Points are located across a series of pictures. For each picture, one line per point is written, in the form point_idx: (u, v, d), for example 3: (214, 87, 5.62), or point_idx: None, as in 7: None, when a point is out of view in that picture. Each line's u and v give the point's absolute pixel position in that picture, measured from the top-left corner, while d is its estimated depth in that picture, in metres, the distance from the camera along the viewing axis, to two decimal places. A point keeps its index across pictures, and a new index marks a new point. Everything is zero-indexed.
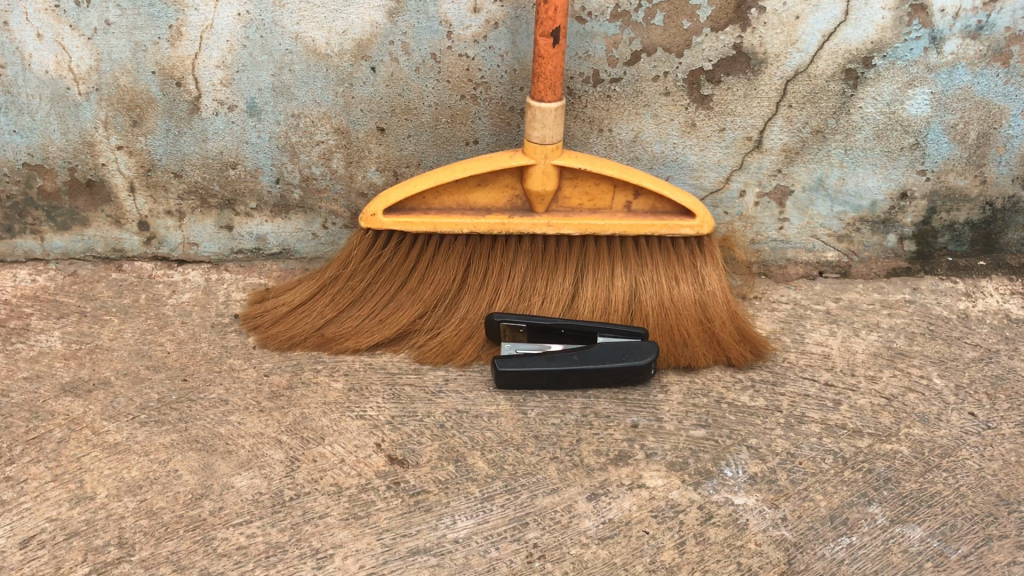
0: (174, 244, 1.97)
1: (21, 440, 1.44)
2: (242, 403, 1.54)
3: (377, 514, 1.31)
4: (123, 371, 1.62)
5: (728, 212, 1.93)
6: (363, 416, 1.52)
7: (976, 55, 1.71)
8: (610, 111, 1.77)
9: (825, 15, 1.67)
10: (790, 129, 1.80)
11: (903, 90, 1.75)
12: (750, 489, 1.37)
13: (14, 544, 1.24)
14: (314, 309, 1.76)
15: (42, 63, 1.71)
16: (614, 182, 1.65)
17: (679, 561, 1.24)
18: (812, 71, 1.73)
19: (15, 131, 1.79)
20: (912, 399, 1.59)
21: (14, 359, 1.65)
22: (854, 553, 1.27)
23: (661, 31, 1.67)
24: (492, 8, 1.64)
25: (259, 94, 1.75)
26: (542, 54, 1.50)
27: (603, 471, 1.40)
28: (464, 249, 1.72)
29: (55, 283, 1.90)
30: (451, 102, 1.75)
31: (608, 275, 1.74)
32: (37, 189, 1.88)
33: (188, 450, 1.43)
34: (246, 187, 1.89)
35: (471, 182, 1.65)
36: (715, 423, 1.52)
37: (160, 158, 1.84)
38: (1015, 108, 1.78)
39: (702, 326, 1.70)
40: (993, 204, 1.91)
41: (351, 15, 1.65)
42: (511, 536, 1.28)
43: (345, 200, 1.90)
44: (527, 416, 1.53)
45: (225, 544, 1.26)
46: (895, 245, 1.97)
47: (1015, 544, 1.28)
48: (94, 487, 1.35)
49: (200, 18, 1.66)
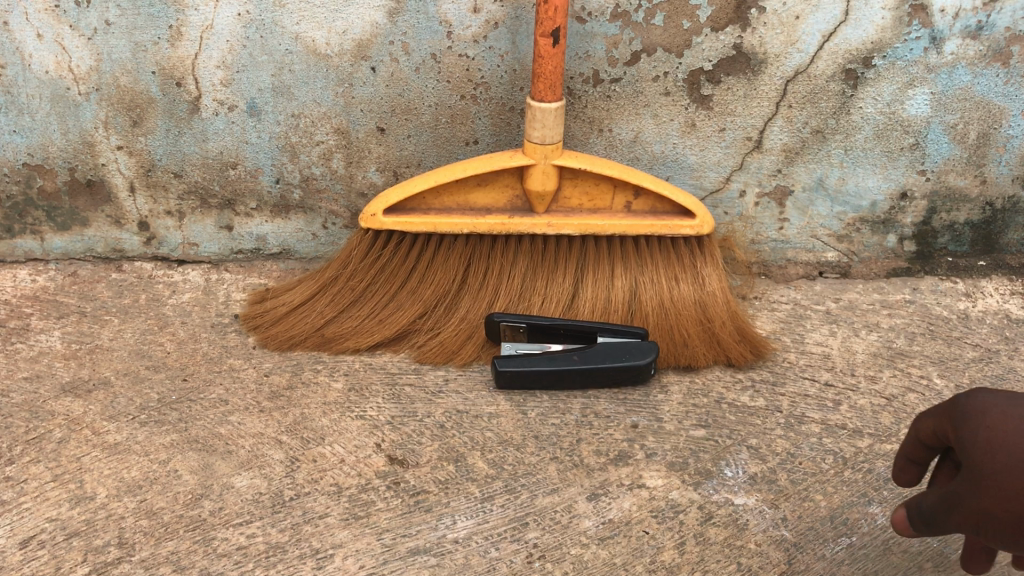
0: (174, 244, 1.97)
1: (21, 440, 1.44)
2: (242, 403, 1.54)
3: (377, 514, 1.31)
4: (123, 371, 1.62)
5: (728, 212, 1.93)
6: (363, 416, 1.52)
7: (976, 55, 1.71)
8: (610, 111, 1.77)
9: (825, 15, 1.66)
10: (790, 129, 1.80)
11: (903, 90, 1.75)
12: (750, 489, 1.37)
13: (14, 544, 1.24)
14: (313, 309, 1.76)
15: (42, 63, 1.71)
16: (614, 182, 1.65)
17: (679, 561, 1.24)
18: (812, 72, 1.73)
19: (15, 131, 1.79)
20: (912, 399, 1.59)
21: (14, 359, 1.65)
22: (854, 553, 1.27)
23: (661, 31, 1.67)
24: (492, 8, 1.64)
25: (259, 94, 1.75)
26: (542, 53, 1.50)
27: (603, 471, 1.40)
28: (465, 249, 1.72)
29: (55, 283, 1.90)
30: (451, 102, 1.76)
31: (608, 275, 1.74)
32: (37, 190, 1.88)
33: (188, 450, 1.43)
34: (246, 187, 1.89)
35: (472, 183, 1.64)
36: (715, 423, 1.52)
37: (160, 158, 1.84)
38: (1015, 108, 1.78)
39: (702, 326, 1.70)
40: (993, 204, 1.91)
41: (351, 15, 1.65)
42: (511, 536, 1.28)
43: (345, 200, 1.90)
44: (527, 416, 1.53)
45: (225, 544, 1.26)
46: (895, 245, 1.97)
47: None
48: (94, 487, 1.35)
49: (200, 18, 1.66)
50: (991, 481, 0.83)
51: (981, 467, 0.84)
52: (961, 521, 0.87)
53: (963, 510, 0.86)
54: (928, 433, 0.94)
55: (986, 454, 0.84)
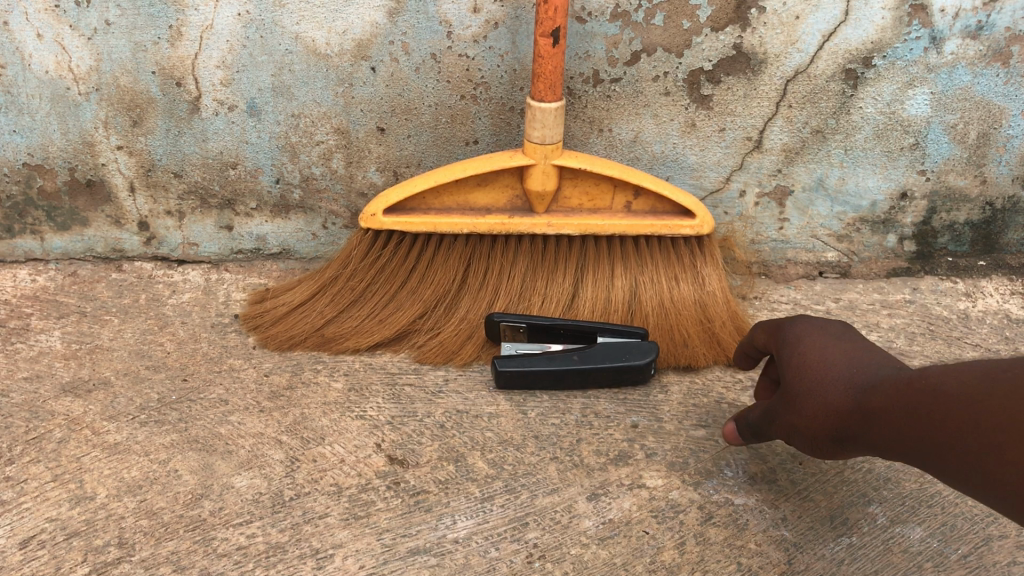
0: (174, 244, 1.97)
1: (21, 440, 1.43)
2: (242, 403, 1.54)
3: (377, 514, 1.31)
4: (123, 371, 1.62)
5: (728, 212, 1.93)
6: (363, 416, 1.52)
7: (976, 55, 1.71)
8: (610, 111, 1.77)
9: (825, 15, 1.66)
10: (790, 129, 1.80)
11: (903, 90, 1.75)
12: (750, 489, 1.37)
13: (14, 544, 1.24)
14: (313, 309, 1.76)
15: (42, 63, 1.70)
16: (614, 182, 1.65)
17: (679, 561, 1.24)
18: (812, 72, 1.73)
19: (15, 131, 1.79)
20: None
21: (14, 359, 1.65)
22: (854, 553, 1.27)
23: (661, 31, 1.67)
24: (492, 8, 1.64)
25: (259, 94, 1.75)
26: (542, 53, 1.50)
27: (603, 471, 1.40)
28: (465, 249, 1.72)
29: (55, 283, 1.90)
30: (451, 102, 1.76)
31: (608, 275, 1.74)
32: (37, 190, 1.88)
33: (188, 450, 1.43)
34: (246, 187, 1.89)
35: (472, 183, 1.64)
36: (715, 423, 1.52)
37: (160, 158, 1.84)
38: (1015, 108, 1.78)
39: (702, 326, 1.70)
40: (993, 204, 1.91)
41: (351, 15, 1.65)
42: (511, 536, 1.28)
43: (345, 200, 1.91)
44: (527, 416, 1.53)
45: (225, 544, 1.26)
46: (895, 245, 1.97)
47: (1015, 544, 1.28)
48: (94, 487, 1.35)
49: (200, 18, 1.65)
50: (799, 401, 1.11)
51: (791, 387, 1.13)
52: (779, 428, 1.18)
53: (779, 420, 1.17)
54: (762, 344, 1.31)
55: (795, 378, 1.13)
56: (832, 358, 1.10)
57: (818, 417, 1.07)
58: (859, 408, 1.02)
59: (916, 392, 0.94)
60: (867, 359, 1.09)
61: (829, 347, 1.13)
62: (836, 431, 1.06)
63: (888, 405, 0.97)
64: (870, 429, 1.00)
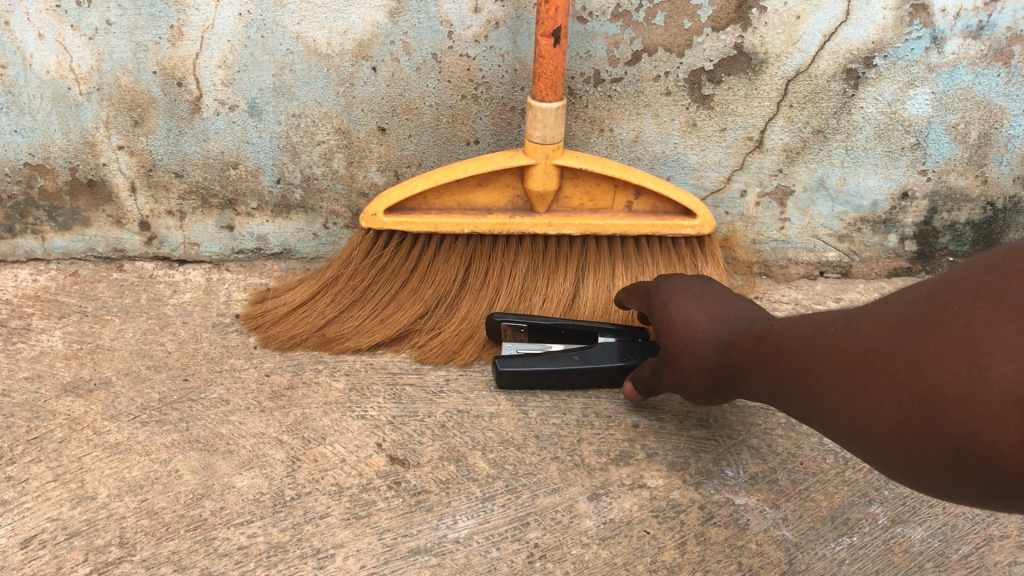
0: (175, 244, 1.97)
1: (21, 440, 1.44)
2: (242, 403, 1.54)
3: (377, 514, 1.31)
4: (124, 371, 1.62)
5: (728, 212, 1.93)
6: (363, 416, 1.52)
7: (977, 55, 1.71)
8: (610, 111, 1.77)
9: (825, 15, 1.66)
10: (791, 129, 1.80)
11: (904, 90, 1.75)
12: (751, 489, 1.37)
13: (14, 544, 1.24)
14: (313, 309, 1.76)
15: (42, 63, 1.70)
16: (614, 182, 1.65)
17: (680, 561, 1.24)
18: (812, 72, 1.73)
19: (15, 131, 1.79)
20: None
21: (15, 359, 1.65)
22: (854, 553, 1.27)
23: (661, 31, 1.67)
24: (492, 8, 1.64)
25: (259, 94, 1.75)
26: (542, 53, 1.50)
27: (604, 471, 1.40)
28: (466, 249, 1.72)
29: (55, 283, 1.90)
30: (451, 102, 1.76)
31: (608, 276, 1.74)
32: (38, 190, 1.88)
33: (188, 450, 1.43)
34: (246, 187, 1.89)
35: (472, 182, 1.64)
36: (715, 423, 1.52)
37: (160, 158, 1.84)
38: (1015, 108, 1.77)
39: None
40: (994, 204, 1.91)
41: (351, 15, 1.65)
42: (512, 536, 1.28)
43: (345, 200, 1.91)
44: (527, 416, 1.53)
45: (225, 544, 1.26)
46: (895, 245, 1.97)
47: (1016, 544, 1.28)
48: (94, 487, 1.35)
49: (200, 18, 1.65)
50: (678, 361, 1.29)
51: (669, 348, 1.31)
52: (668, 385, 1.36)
53: (666, 380, 1.36)
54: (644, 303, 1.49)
55: (671, 339, 1.31)
56: (696, 320, 1.28)
57: (694, 374, 1.25)
58: (722, 364, 1.19)
59: (762, 347, 1.10)
60: (724, 315, 1.26)
61: (693, 309, 1.30)
62: (710, 383, 1.23)
63: (744, 361, 1.14)
64: (731, 380, 1.19)
